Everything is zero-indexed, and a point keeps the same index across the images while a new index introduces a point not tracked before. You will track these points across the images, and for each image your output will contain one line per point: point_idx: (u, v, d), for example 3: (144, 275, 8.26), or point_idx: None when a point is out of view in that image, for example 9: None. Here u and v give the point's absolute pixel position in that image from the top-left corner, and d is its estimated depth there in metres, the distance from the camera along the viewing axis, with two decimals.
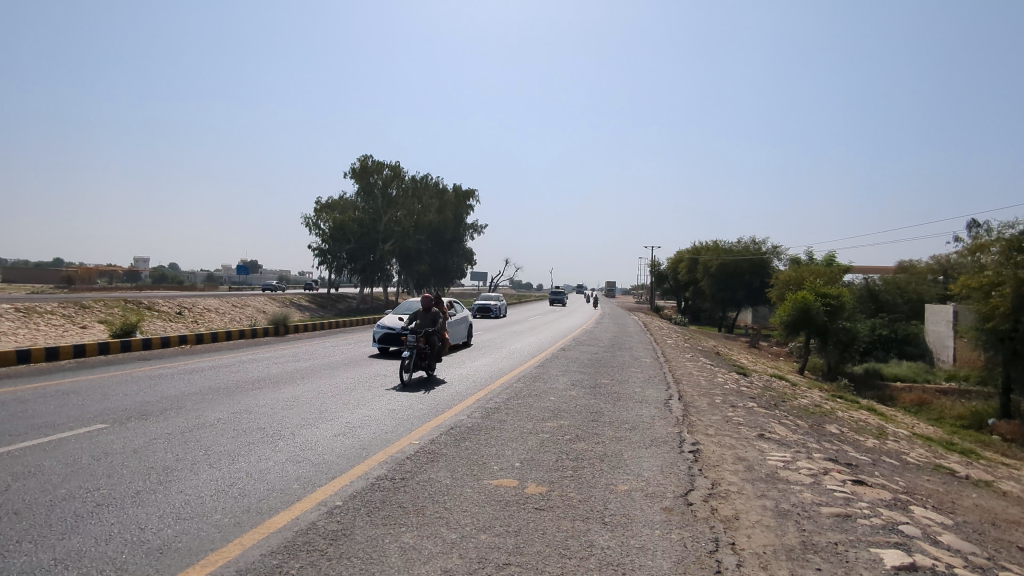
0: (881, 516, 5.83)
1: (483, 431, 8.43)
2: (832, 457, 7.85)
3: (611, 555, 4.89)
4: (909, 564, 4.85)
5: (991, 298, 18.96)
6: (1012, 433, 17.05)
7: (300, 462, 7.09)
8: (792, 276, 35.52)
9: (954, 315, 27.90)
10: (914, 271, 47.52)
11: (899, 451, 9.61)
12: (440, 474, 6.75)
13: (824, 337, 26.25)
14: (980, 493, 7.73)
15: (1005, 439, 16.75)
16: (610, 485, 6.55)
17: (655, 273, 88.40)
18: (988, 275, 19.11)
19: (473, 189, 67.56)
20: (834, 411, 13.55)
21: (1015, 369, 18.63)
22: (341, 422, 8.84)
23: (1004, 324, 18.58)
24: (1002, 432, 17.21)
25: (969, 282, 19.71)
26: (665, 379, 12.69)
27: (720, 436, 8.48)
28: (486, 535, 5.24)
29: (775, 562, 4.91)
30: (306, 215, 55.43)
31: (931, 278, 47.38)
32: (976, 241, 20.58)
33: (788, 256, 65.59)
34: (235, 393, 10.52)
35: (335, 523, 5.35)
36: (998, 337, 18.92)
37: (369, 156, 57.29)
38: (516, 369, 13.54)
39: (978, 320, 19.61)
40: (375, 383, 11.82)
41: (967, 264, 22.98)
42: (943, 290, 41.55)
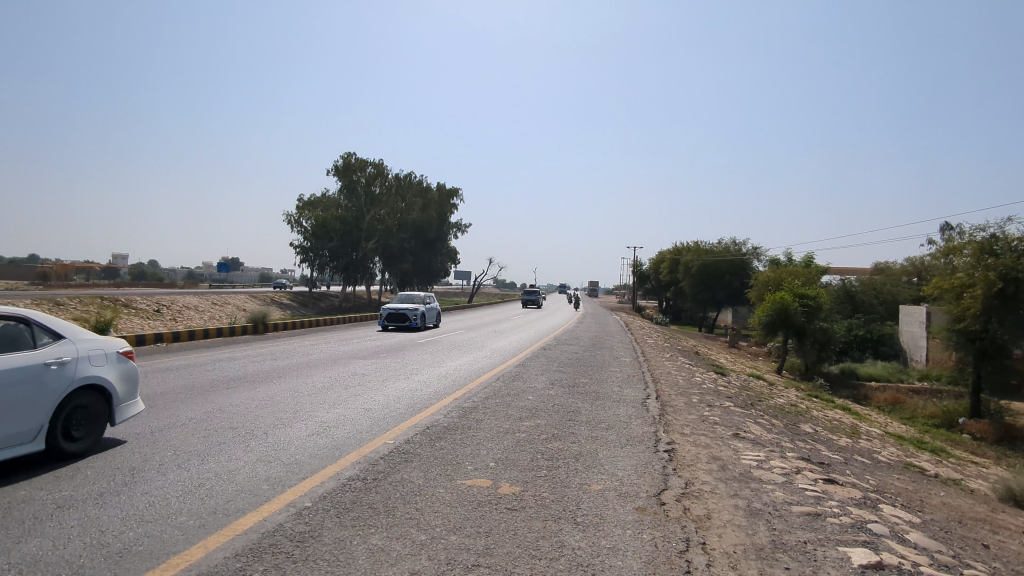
0: (850, 515, 5.86)
1: (458, 430, 8.39)
2: (805, 457, 7.88)
3: (581, 556, 4.86)
4: (876, 563, 4.88)
5: (963, 299, 19.20)
6: (982, 432, 17.32)
7: (271, 462, 6.97)
8: (771, 277, 35.85)
9: (927, 316, 28.29)
10: (888, 274, 48.15)
11: (871, 449, 9.70)
12: (413, 474, 6.69)
13: (801, 337, 26.46)
14: (948, 491, 7.81)
15: (975, 438, 16.99)
16: (583, 484, 6.53)
17: (638, 274, 89.01)
18: (959, 276, 19.29)
19: (457, 188, 67.51)
20: (808, 410, 13.63)
21: (985, 369, 18.98)
22: (314, 422, 8.73)
23: (974, 324, 18.94)
24: (972, 432, 17.48)
25: (941, 284, 19.80)
26: (643, 379, 12.70)
27: (696, 435, 8.49)
28: (456, 535, 5.19)
29: (744, 561, 4.91)
30: (288, 214, 55.10)
31: (905, 280, 47.93)
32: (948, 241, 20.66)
33: (768, 257, 66.20)
34: (209, 392, 10.35)
35: (303, 525, 5.27)
36: (969, 338, 19.23)
37: (351, 154, 57.18)
38: (495, 368, 13.45)
39: (950, 321, 19.87)
40: (352, 382, 11.69)
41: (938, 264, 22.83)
42: (916, 291, 42.14)
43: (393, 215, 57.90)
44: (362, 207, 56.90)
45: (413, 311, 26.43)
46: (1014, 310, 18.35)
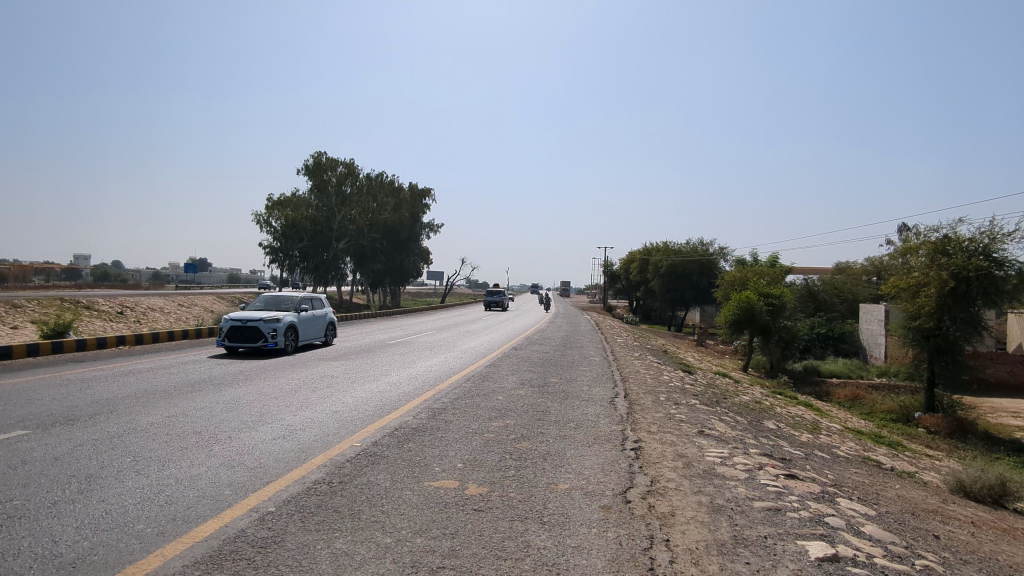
0: (809, 509, 6.00)
1: (426, 432, 8.34)
2: (767, 453, 8.04)
3: (546, 556, 4.88)
4: (831, 556, 5.01)
5: (918, 297, 19.69)
6: (936, 426, 17.88)
7: (235, 467, 6.85)
8: (738, 276, 36.47)
9: (886, 315, 29.07)
10: (849, 274, 49.41)
11: (830, 444, 9.95)
12: (379, 477, 6.63)
13: (766, 335, 26.94)
14: (903, 484, 8.05)
15: (929, 432, 17.55)
16: (551, 484, 6.57)
17: (609, 274, 89.80)
18: (914, 275, 19.69)
19: (429, 188, 67.16)
20: (772, 407, 13.93)
21: (939, 365, 19.59)
22: (281, 425, 8.62)
23: (928, 322, 19.42)
24: (927, 426, 18.04)
25: (898, 283, 20.24)
26: (612, 378, 12.80)
27: (662, 433, 8.58)
28: (421, 537, 5.18)
29: (706, 557, 4.98)
30: (258, 214, 54.29)
31: (865, 279, 49.21)
32: (903, 240, 20.92)
33: (734, 257, 67.31)
34: (172, 396, 10.11)
35: (266, 530, 5.19)
36: (923, 335, 19.72)
37: (322, 154, 56.66)
38: (465, 368, 13.44)
39: (907, 318, 20.37)
40: (321, 384, 11.58)
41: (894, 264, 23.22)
42: (876, 290, 43.23)
43: (365, 215, 57.45)
44: (333, 207, 56.28)
45: (271, 326, 15.67)
46: (965, 309, 19.02)
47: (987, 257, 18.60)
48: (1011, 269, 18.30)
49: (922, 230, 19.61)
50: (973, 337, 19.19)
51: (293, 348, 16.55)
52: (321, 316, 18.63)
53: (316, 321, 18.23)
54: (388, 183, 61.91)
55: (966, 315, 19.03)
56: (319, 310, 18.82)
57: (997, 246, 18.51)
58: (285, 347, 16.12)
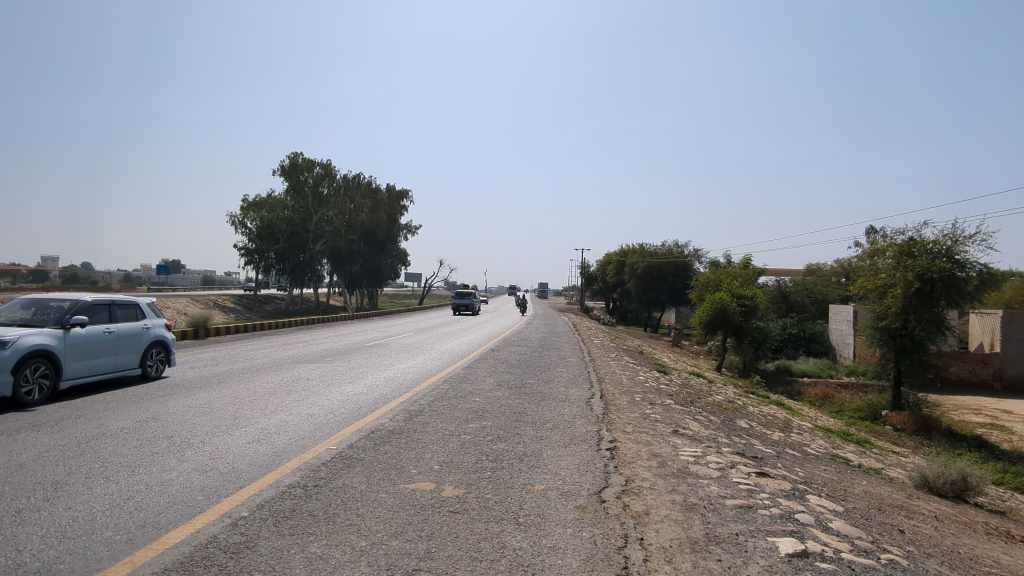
0: (779, 506, 6.13)
1: (403, 434, 8.32)
2: (740, 451, 8.17)
3: (522, 556, 4.91)
4: (800, 551, 5.12)
5: (885, 298, 20.17)
6: (902, 424, 18.31)
7: (207, 472, 6.75)
8: (712, 278, 36.95)
9: (855, 315, 29.70)
10: (820, 276, 50.40)
11: (801, 442, 10.14)
12: (355, 480, 6.59)
13: (739, 336, 27.32)
14: (870, 480, 8.25)
15: (895, 430, 17.99)
16: (527, 484, 6.61)
17: (586, 275, 90.30)
18: (881, 276, 20.13)
19: (407, 190, 66.77)
20: (745, 406, 14.14)
21: (904, 364, 20.07)
22: (256, 429, 8.52)
23: (895, 322, 19.90)
24: (893, 424, 18.48)
25: (866, 284, 20.71)
26: (589, 379, 12.89)
27: (637, 433, 8.67)
28: (397, 540, 5.16)
29: (679, 555, 5.05)
30: (232, 214, 53.48)
31: (834, 281, 50.21)
32: (871, 242, 21.37)
33: (709, 259, 68.11)
34: (143, 401, 9.91)
35: (238, 535, 5.13)
36: (890, 335, 20.22)
37: (297, 154, 56.06)
38: (444, 370, 13.43)
39: (874, 319, 20.84)
40: (296, 387, 11.48)
41: (863, 265, 23.70)
42: (845, 291, 44.15)
43: (341, 216, 56.89)
44: (309, 208, 55.71)
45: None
46: (929, 309, 19.50)
47: (950, 259, 19.06)
48: (973, 270, 18.79)
49: (889, 233, 20.06)
50: (936, 337, 19.69)
51: (48, 393, 9.39)
52: (133, 334, 11.49)
53: (115, 342, 11.02)
54: (365, 183, 61.48)
55: (931, 315, 19.50)
56: (129, 323, 11.62)
57: (960, 248, 19.00)
58: (23, 393, 8.99)
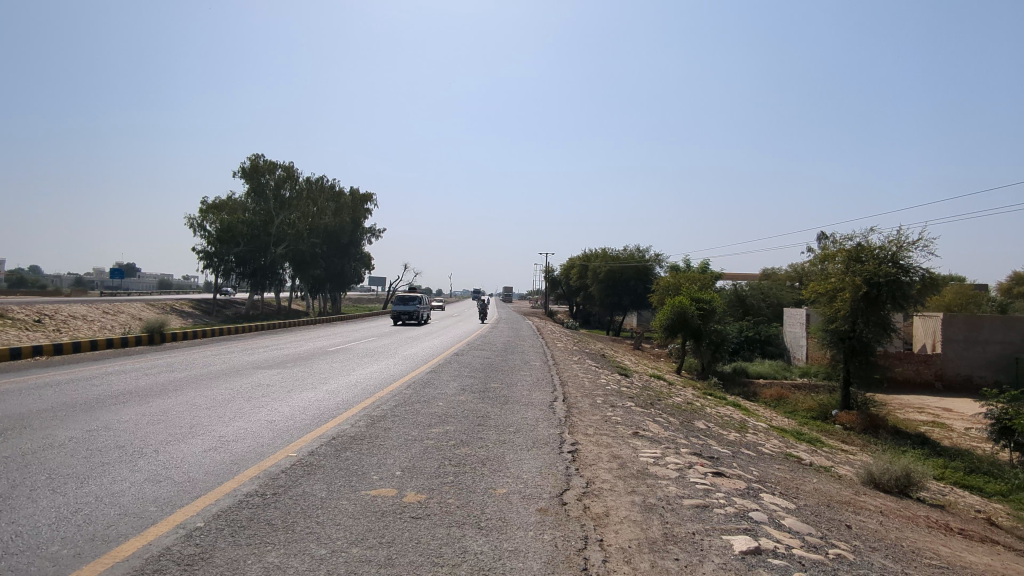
0: (734, 505, 6.29)
1: (365, 439, 8.27)
2: (697, 452, 8.36)
3: (483, 561, 4.93)
4: (754, 548, 5.28)
5: (835, 302, 20.88)
6: (851, 422, 18.98)
7: (161, 482, 6.58)
8: (671, 282, 37.68)
9: (807, 318, 30.65)
10: (774, 279, 51.79)
11: (755, 442, 10.43)
12: (315, 487, 6.51)
13: (698, 339, 27.86)
14: (820, 477, 8.55)
15: (844, 428, 18.64)
16: (489, 489, 6.62)
17: (549, 279, 90.86)
18: (831, 280, 20.83)
19: (371, 193, 66.17)
20: (703, 408, 14.45)
21: (853, 365, 20.81)
22: (212, 436, 8.33)
23: (844, 324, 20.63)
24: (842, 422, 19.14)
25: (817, 288, 21.40)
26: (551, 382, 12.98)
27: (598, 435, 8.80)
28: (357, 548, 5.12)
29: (637, 555, 5.15)
30: (189, 217, 51.91)
31: (789, 284, 51.71)
32: (822, 247, 22.05)
33: (669, 263, 69.24)
34: (93, 410, 9.58)
35: (193, 546, 5.02)
36: (840, 337, 20.95)
37: (258, 155, 54.76)
38: (407, 374, 13.39)
39: (825, 321, 21.55)
40: (255, 393, 11.27)
41: (815, 269, 24.48)
42: (798, 294, 45.56)
43: (304, 219, 56.00)
44: (270, 210, 54.72)
45: None
46: (876, 312, 20.26)
47: (895, 264, 19.86)
48: (916, 275, 19.63)
49: (839, 239, 20.78)
50: (883, 338, 20.47)
51: None
52: None
53: None
54: (328, 186, 60.85)
55: (878, 317, 20.26)
56: None
57: (904, 253, 19.80)
58: None
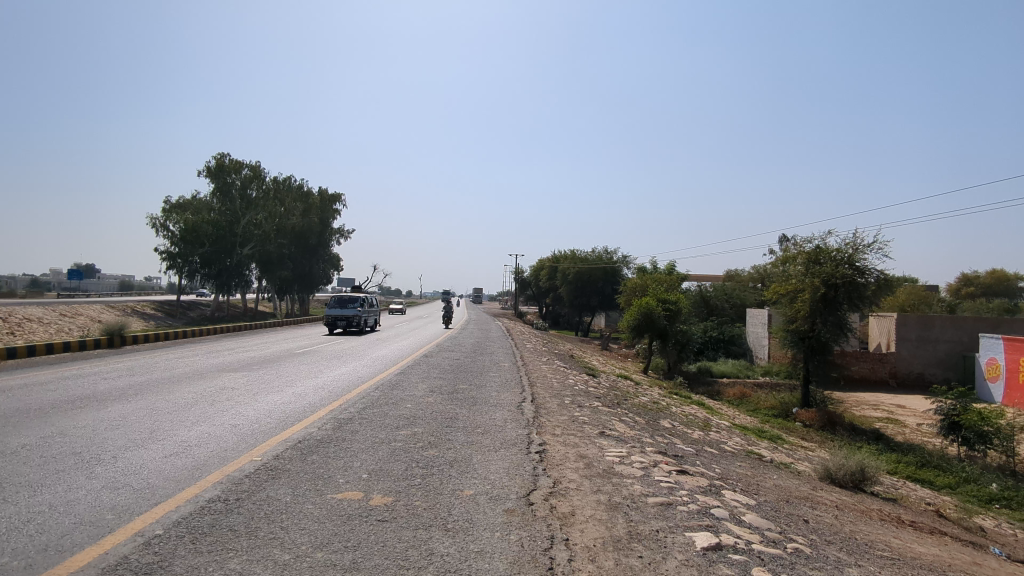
0: (697, 502, 6.43)
1: (333, 443, 8.19)
2: (662, 450, 8.50)
3: (449, 562, 4.94)
4: (715, 544, 5.41)
5: (795, 302, 21.39)
6: (810, 420, 19.48)
7: (119, 489, 6.41)
8: (638, 283, 38.14)
9: (769, 318, 31.39)
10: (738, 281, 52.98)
11: (718, 440, 10.65)
12: (280, 492, 6.44)
13: (664, 339, 28.24)
14: (779, 474, 8.78)
15: (804, 425, 19.11)
16: (456, 490, 6.63)
17: (519, 280, 91.23)
18: (791, 281, 21.35)
19: (340, 194, 65.46)
20: (668, 407, 14.70)
21: (813, 364, 21.38)
22: (174, 441, 8.15)
23: (803, 324, 21.14)
24: (802, 420, 19.64)
25: (779, 289, 21.89)
26: (520, 383, 13.05)
27: (565, 435, 8.89)
28: (322, 552, 5.08)
29: (602, 553, 5.22)
30: (152, 216, 50.55)
31: (751, 285, 52.87)
32: (783, 249, 22.51)
33: (636, 264, 70.16)
34: (48, 416, 9.28)
35: (151, 555, 4.92)
36: (800, 336, 21.47)
37: (224, 154, 53.63)
38: (375, 376, 13.28)
39: (786, 321, 22.07)
40: (220, 396, 11.04)
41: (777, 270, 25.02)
42: (761, 295, 46.61)
43: (271, 219, 55.08)
44: (237, 210, 53.72)
45: None
46: (834, 312, 20.82)
47: (852, 266, 20.41)
48: (871, 276, 20.20)
49: (799, 241, 21.24)
50: (840, 338, 21.08)
51: None
52: None
53: None
54: (296, 186, 60.07)
55: (835, 317, 20.84)
56: None
57: (860, 255, 20.36)
58: None
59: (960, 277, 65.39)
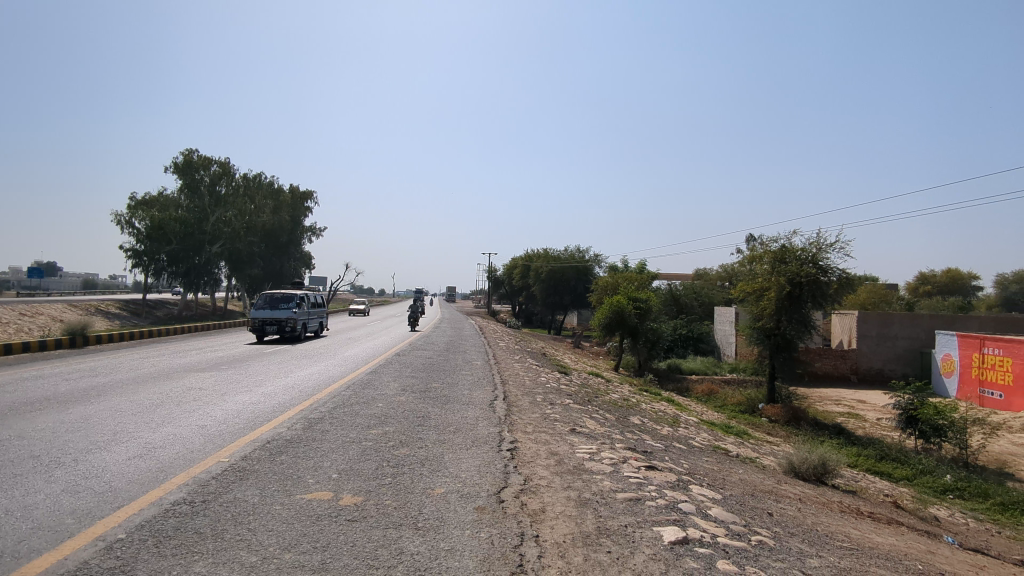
0: (665, 497, 6.54)
1: (302, 443, 8.11)
2: (631, 447, 8.61)
3: (420, 561, 4.94)
4: (682, 538, 5.51)
5: (762, 300, 21.81)
6: (775, 415, 19.90)
7: (79, 493, 6.26)
8: (609, 282, 38.48)
9: (736, 316, 31.98)
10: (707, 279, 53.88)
11: (687, 436, 10.83)
12: (248, 493, 6.35)
13: (635, 337, 28.53)
14: (745, 468, 8.96)
15: (770, 421, 19.51)
16: (427, 489, 6.63)
17: (492, 279, 91.23)
18: (758, 280, 21.72)
19: (311, 191, 64.79)
20: (638, 403, 14.88)
21: (778, 360, 21.83)
22: (137, 444, 7.98)
23: (769, 322, 21.59)
24: (767, 415, 20.07)
25: (746, 287, 22.29)
26: (492, 381, 13.08)
27: (537, 433, 8.94)
28: (290, 553, 5.04)
29: (571, 549, 5.28)
30: (117, 213, 49.32)
31: (720, 284, 53.73)
32: (750, 248, 22.92)
33: (608, 263, 70.68)
34: (4, 418, 8.98)
35: (113, 559, 4.82)
36: (766, 334, 21.90)
37: (192, 150, 52.78)
38: (346, 376, 13.15)
39: (752, 319, 22.49)
40: (186, 397, 10.83)
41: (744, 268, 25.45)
42: (728, 294, 47.42)
43: (241, 217, 54.23)
44: (206, 208, 52.80)
45: None
46: (798, 310, 21.30)
47: (815, 265, 20.90)
48: (834, 275, 20.72)
49: (765, 240, 21.64)
50: (804, 335, 21.59)
51: None
52: None
53: None
54: (266, 184, 59.36)
55: (800, 315, 21.31)
56: None
57: (823, 255, 20.85)
58: None
59: (918, 276, 67.38)
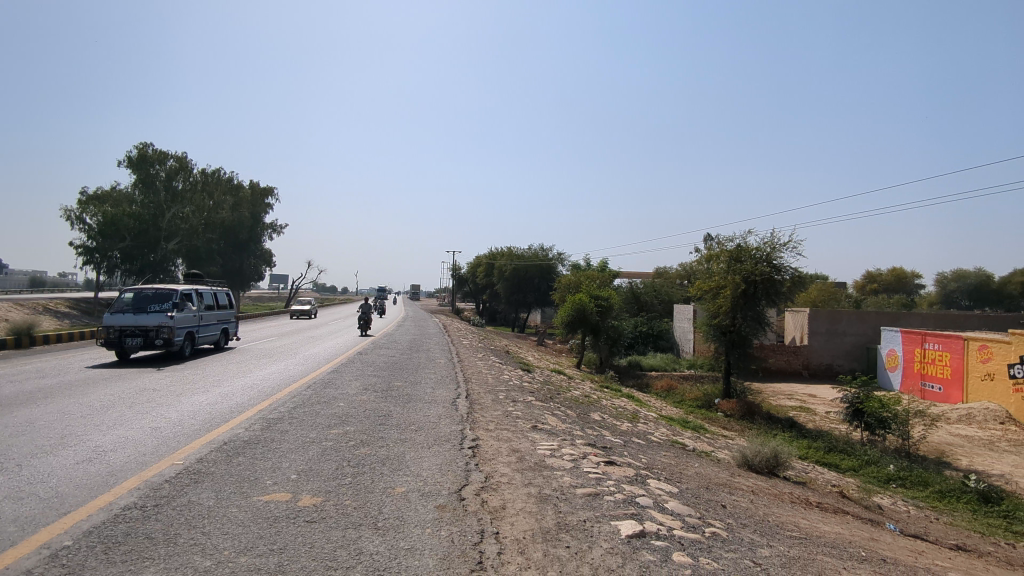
0: (623, 491, 6.66)
1: (261, 443, 7.99)
2: (591, 442, 8.73)
3: (379, 561, 4.93)
4: (639, 532, 5.63)
5: (718, 298, 22.28)
6: (730, 410, 20.38)
7: (21, 500, 6.03)
8: (572, 280, 38.82)
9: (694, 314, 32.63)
10: (667, 278, 54.72)
11: (645, 431, 11.05)
12: (203, 496, 6.23)
13: (596, 334, 28.83)
14: (701, 462, 9.19)
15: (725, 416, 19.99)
16: (388, 488, 6.61)
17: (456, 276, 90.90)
18: (714, 278, 22.20)
19: (271, 187, 63.58)
20: (599, 400, 15.08)
21: (734, 356, 22.37)
22: (85, 447, 7.72)
23: (725, 319, 22.07)
24: (723, 410, 20.54)
25: (703, 285, 22.74)
26: (455, 379, 13.08)
27: (498, 430, 8.99)
28: (245, 557, 4.97)
29: (530, 545, 5.34)
30: (67, 208, 47.53)
31: (679, 283, 54.64)
32: (706, 247, 23.37)
33: (571, 262, 71.30)
34: None
35: (59, 568, 4.68)
36: (722, 331, 22.40)
37: (146, 144, 51.16)
38: (304, 376, 12.93)
39: (709, 316, 22.94)
40: (139, 398, 10.51)
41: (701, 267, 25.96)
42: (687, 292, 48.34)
43: (198, 213, 52.92)
44: (161, 204, 51.33)
45: None
46: (753, 307, 21.84)
47: (769, 264, 21.44)
48: (787, 273, 21.33)
49: (721, 240, 22.11)
50: (759, 332, 22.17)
51: None
52: None
53: None
54: (224, 180, 58.06)
55: (754, 312, 21.84)
56: None
57: (776, 254, 21.41)
58: None
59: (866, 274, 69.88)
